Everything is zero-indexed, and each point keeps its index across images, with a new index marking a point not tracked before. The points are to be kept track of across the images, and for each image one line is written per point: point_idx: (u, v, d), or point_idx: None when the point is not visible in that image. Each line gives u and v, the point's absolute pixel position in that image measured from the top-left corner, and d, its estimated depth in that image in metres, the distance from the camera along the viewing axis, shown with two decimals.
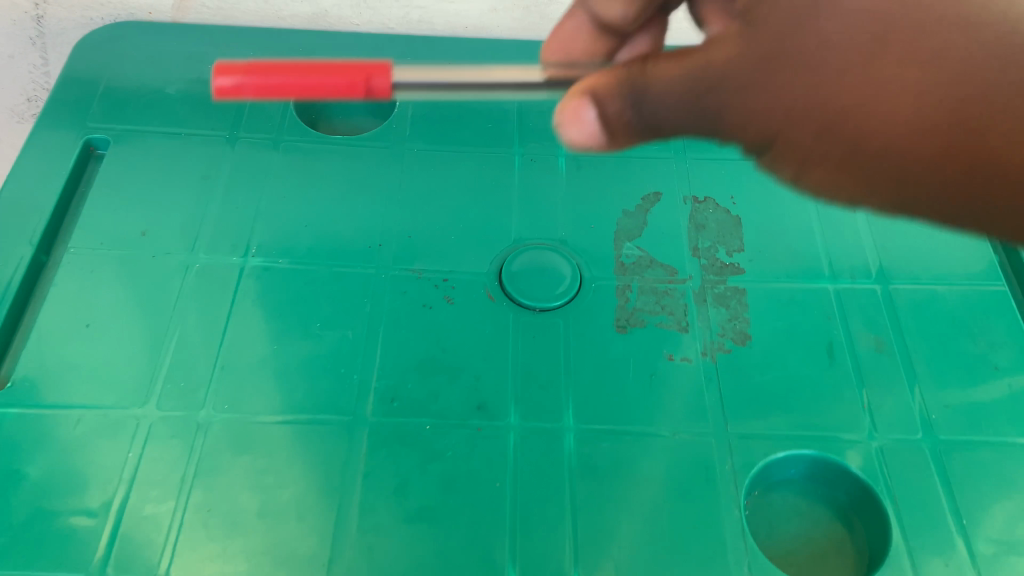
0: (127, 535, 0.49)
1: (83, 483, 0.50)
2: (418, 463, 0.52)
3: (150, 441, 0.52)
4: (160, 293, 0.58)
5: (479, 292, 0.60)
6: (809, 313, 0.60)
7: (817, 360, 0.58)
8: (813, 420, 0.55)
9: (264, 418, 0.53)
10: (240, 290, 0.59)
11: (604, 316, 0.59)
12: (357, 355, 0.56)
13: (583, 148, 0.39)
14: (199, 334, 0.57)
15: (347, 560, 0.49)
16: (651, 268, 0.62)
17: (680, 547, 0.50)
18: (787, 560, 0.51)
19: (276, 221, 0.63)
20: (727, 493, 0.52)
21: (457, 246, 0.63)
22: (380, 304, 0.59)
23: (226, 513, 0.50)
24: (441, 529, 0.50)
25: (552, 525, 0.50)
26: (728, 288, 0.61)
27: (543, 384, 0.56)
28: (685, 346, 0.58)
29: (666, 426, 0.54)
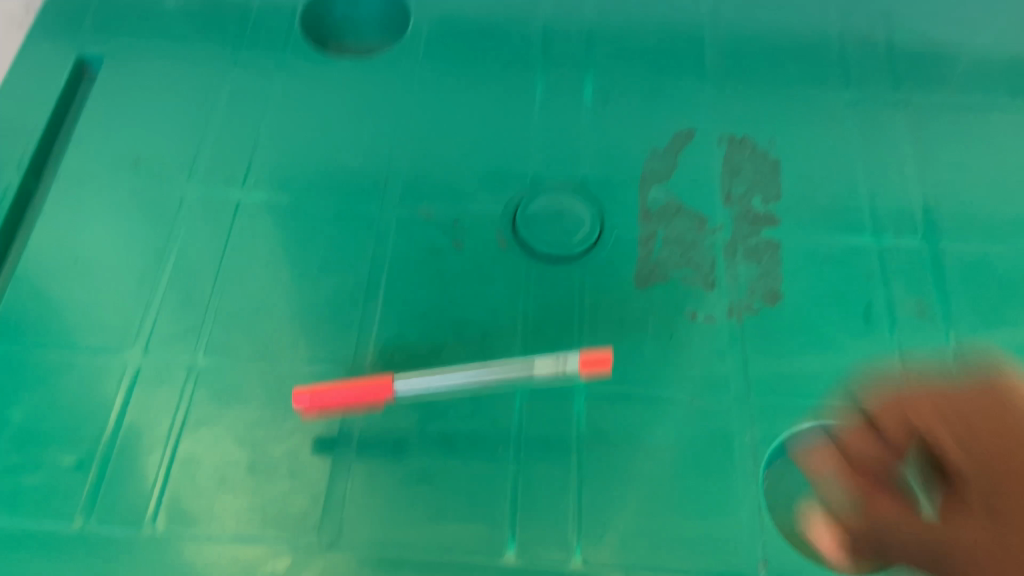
0: (110, 486, 0.46)
1: (67, 430, 0.48)
2: (417, 421, 0.49)
3: (137, 387, 0.49)
4: (152, 228, 0.55)
5: (491, 238, 0.56)
6: (846, 273, 0.55)
7: (851, 326, 0.53)
8: (844, 390, 0.51)
9: (257, 366, 0.50)
10: (236, 228, 0.55)
11: (623, 268, 0.55)
12: (358, 303, 0.53)
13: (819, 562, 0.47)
14: (191, 275, 0.53)
15: (338, 524, 0.46)
16: (678, 215, 0.58)
17: (693, 523, 0.47)
18: (805, 538, 0.48)
19: (277, 153, 0.59)
20: (746, 466, 0.48)
21: (469, 186, 0.58)
22: (383, 248, 0.55)
23: (215, 467, 0.47)
24: (439, 493, 0.47)
25: (558, 493, 0.47)
26: (760, 241, 0.57)
27: (554, 341, 0.52)
28: (709, 304, 0.54)
29: (684, 391, 0.51)
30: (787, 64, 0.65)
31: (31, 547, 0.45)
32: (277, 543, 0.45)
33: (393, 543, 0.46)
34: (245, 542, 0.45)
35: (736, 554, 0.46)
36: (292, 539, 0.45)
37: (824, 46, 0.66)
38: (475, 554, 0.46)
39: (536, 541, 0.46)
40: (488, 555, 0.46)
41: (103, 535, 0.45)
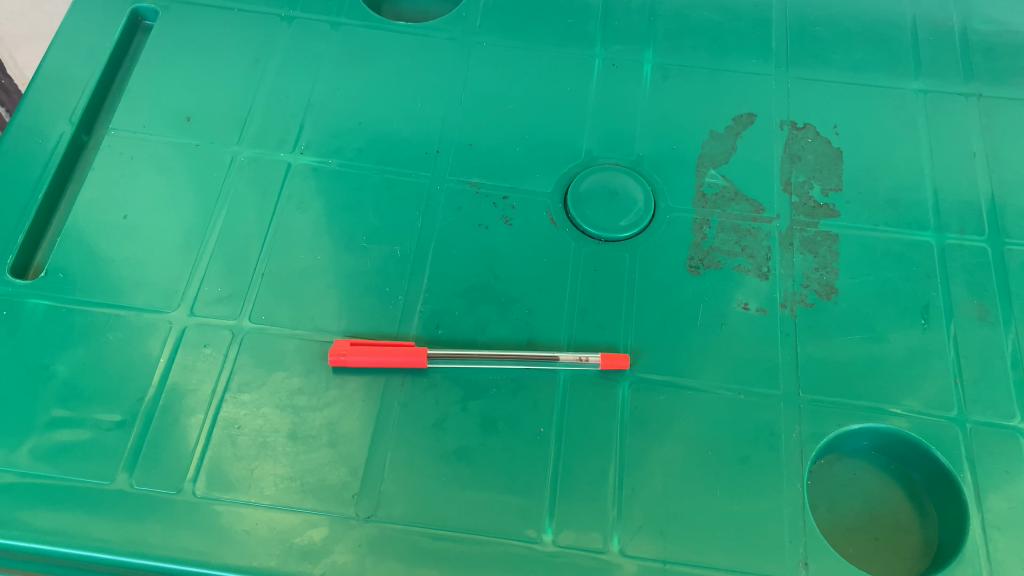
0: (151, 446, 0.46)
1: (111, 387, 0.48)
2: (458, 397, 0.48)
3: (181, 348, 0.49)
4: (201, 188, 0.55)
5: (541, 215, 0.55)
6: (904, 271, 0.54)
7: (909, 324, 0.52)
8: (897, 391, 0.49)
9: (301, 333, 0.50)
10: (285, 192, 0.55)
11: (675, 253, 0.54)
12: (404, 274, 0.52)
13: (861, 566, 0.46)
14: (239, 238, 0.53)
15: (373, 496, 0.45)
16: (734, 202, 0.56)
17: (734, 518, 0.46)
18: (847, 540, 0.47)
19: (328, 117, 0.58)
20: (792, 463, 0.47)
21: (521, 160, 0.57)
22: (431, 220, 0.54)
23: (255, 432, 0.47)
24: (477, 472, 0.46)
25: (598, 480, 0.46)
26: (817, 233, 0.55)
27: (601, 325, 0.51)
28: (762, 295, 0.52)
29: (732, 382, 0.49)
30: (855, 48, 0.63)
31: (72, 502, 0.45)
32: (313, 512, 0.45)
33: (428, 520, 0.45)
34: (282, 510, 0.45)
35: (777, 552, 0.45)
36: (327, 510, 0.45)
37: (894, 31, 0.64)
38: (510, 537, 0.45)
39: (571, 528, 0.45)
40: (523, 538, 0.45)
41: (143, 494, 0.45)
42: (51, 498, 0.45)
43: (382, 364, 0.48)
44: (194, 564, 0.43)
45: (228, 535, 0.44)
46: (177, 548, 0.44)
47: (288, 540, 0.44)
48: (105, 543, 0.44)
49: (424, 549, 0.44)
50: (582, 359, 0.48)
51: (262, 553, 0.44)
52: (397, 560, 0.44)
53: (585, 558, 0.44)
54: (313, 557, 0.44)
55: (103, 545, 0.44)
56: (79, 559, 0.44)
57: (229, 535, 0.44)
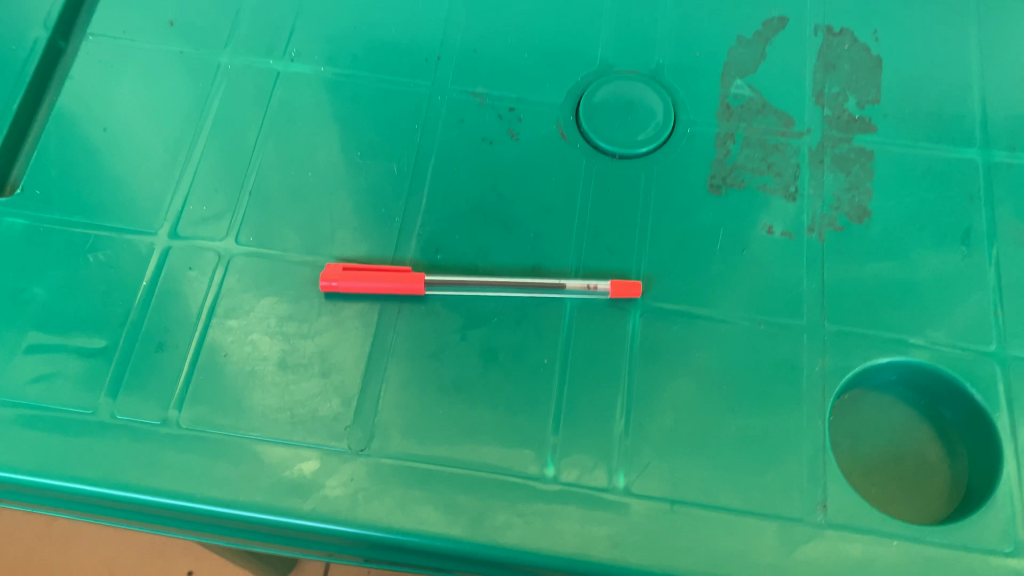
0: (134, 375, 0.44)
1: (92, 312, 0.45)
2: (458, 326, 0.45)
3: (165, 270, 0.46)
4: (185, 99, 0.51)
5: (550, 129, 0.51)
6: (946, 191, 0.49)
7: (947, 250, 0.48)
8: (930, 323, 0.46)
9: (292, 256, 0.47)
10: (275, 104, 0.51)
11: (695, 171, 0.50)
12: (402, 193, 0.49)
13: (886, 509, 0.44)
14: (227, 154, 0.50)
15: (367, 429, 0.43)
16: (762, 114, 0.51)
17: (749, 458, 0.43)
18: (869, 481, 0.44)
19: (322, 20, 0.54)
20: (813, 399, 0.44)
21: (529, 68, 0.53)
22: (432, 134, 0.51)
23: (244, 361, 0.44)
24: (476, 405, 0.44)
25: (606, 415, 0.44)
26: (851, 149, 0.50)
27: (612, 249, 0.47)
28: (788, 218, 0.48)
29: (752, 312, 0.46)
30: None
31: (55, 432, 0.43)
32: (304, 445, 0.43)
33: (424, 455, 0.43)
34: (270, 443, 0.43)
35: (795, 495, 0.42)
36: (318, 443, 0.43)
37: None
38: (510, 473, 0.42)
39: (576, 465, 0.43)
40: (524, 475, 0.42)
41: (127, 425, 0.43)
42: (31, 428, 0.43)
43: (377, 289, 0.45)
44: (180, 498, 0.41)
45: (214, 469, 0.42)
46: (163, 481, 0.42)
47: (276, 473, 0.42)
48: (88, 475, 0.42)
49: (420, 485, 0.42)
50: (589, 287, 0.45)
51: (249, 487, 0.42)
52: (391, 496, 0.42)
53: (590, 497, 0.42)
54: (303, 492, 0.42)
55: (88, 476, 0.42)
56: (64, 490, 0.42)
57: (216, 468, 0.42)
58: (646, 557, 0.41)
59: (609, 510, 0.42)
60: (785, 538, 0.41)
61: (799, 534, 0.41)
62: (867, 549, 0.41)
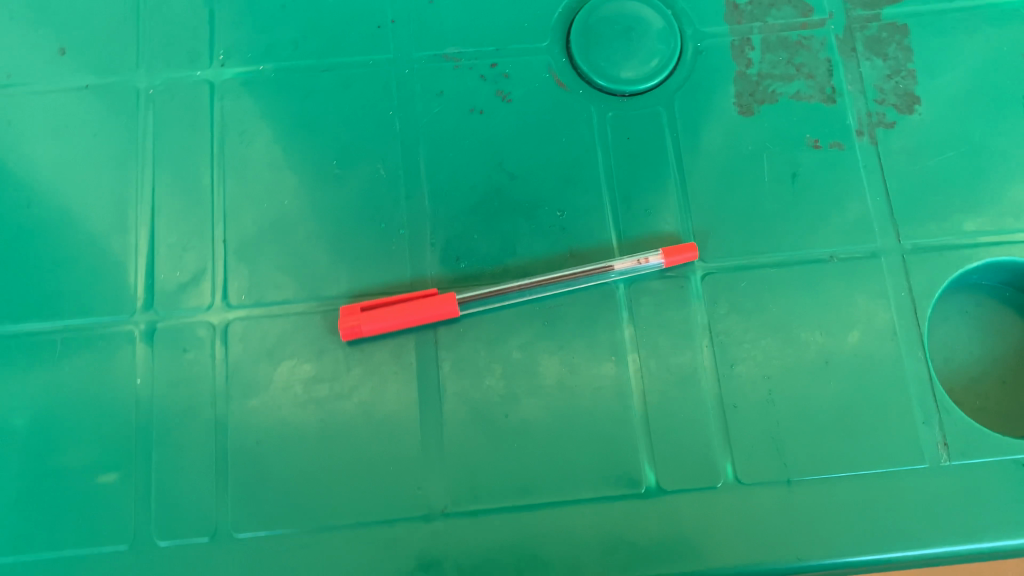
0: (163, 490, 0.38)
1: (89, 430, 0.39)
2: (507, 341, 0.40)
3: (157, 361, 0.40)
4: (112, 144, 0.43)
5: (544, 79, 0.44)
6: (995, 54, 0.44)
7: (1010, 124, 0.43)
8: (1010, 213, 0.42)
9: (296, 305, 0.40)
10: (219, 124, 0.43)
11: (718, 94, 0.43)
12: (399, 199, 0.42)
13: (981, 418, 0.41)
14: (183, 201, 0.42)
15: (441, 484, 0.38)
16: (775, 7, 0.45)
17: (857, 412, 0.39)
18: (973, 393, 0.41)
19: (242, 5, 0.45)
20: (907, 330, 0.40)
21: (501, 9, 0.45)
22: (411, 118, 0.43)
23: (280, 443, 0.39)
24: (552, 429, 0.39)
25: (694, 402, 0.39)
26: (882, 27, 0.44)
27: (651, 210, 0.42)
28: (832, 126, 0.43)
29: (821, 246, 0.41)
30: None
31: None
32: (377, 521, 0.38)
33: (511, 498, 0.38)
34: (339, 529, 0.38)
35: (911, 440, 0.39)
36: (392, 515, 0.38)
37: None
38: (608, 495, 0.38)
39: (676, 467, 0.39)
40: (623, 493, 0.38)
41: (174, 549, 0.38)
42: None
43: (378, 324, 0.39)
44: None
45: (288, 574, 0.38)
46: None
47: (358, 559, 0.38)
48: None
49: (515, 532, 0.38)
50: (640, 263, 0.40)
51: None
52: (488, 553, 0.38)
53: (699, 499, 0.38)
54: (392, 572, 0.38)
55: None
56: None
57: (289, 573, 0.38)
58: (776, 550, 0.38)
59: (722, 507, 0.38)
60: (912, 489, 0.38)
61: (924, 482, 0.38)
62: (996, 479, 0.39)
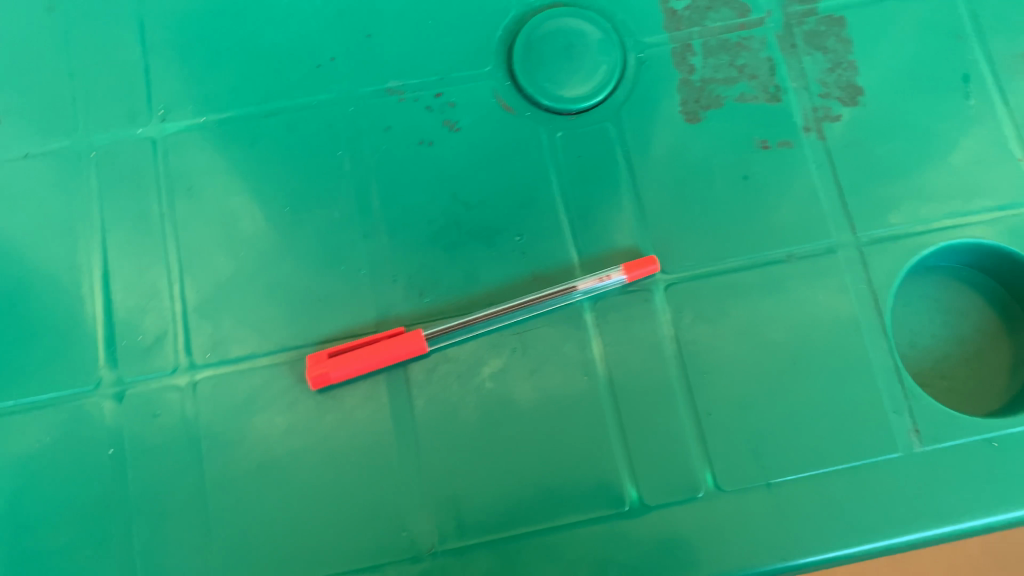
0: (147, 558, 0.38)
1: (66, 505, 0.39)
2: (478, 372, 0.40)
3: (128, 428, 0.39)
4: (59, 212, 0.42)
5: (490, 104, 0.44)
6: (930, 38, 0.44)
7: (951, 107, 0.43)
8: (958, 195, 0.42)
9: (262, 358, 0.40)
10: (167, 181, 0.42)
11: (664, 103, 0.44)
12: (356, 239, 0.42)
13: (947, 396, 0.41)
14: (138, 263, 0.41)
15: (427, 523, 0.38)
16: (713, 11, 0.45)
17: (829, 408, 0.40)
18: (938, 373, 0.42)
19: (178, 56, 0.44)
20: (870, 321, 0.41)
21: (440, 37, 0.44)
22: (360, 156, 0.43)
23: (260, 499, 0.38)
24: (531, 456, 0.39)
25: (670, 415, 0.39)
26: (819, 20, 0.45)
27: (609, 226, 0.42)
28: (779, 124, 0.43)
29: (779, 246, 0.41)
30: None
31: None
32: (366, 566, 0.38)
33: (497, 529, 0.38)
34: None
35: (884, 430, 0.39)
36: (381, 559, 0.38)
37: None
38: (593, 516, 0.39)
39: (657, 481, 0.39)
40: (608, 513, 0.39)
41: None
42: None
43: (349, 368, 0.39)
44: None
45: None
46: None
47: None
48: None
49: (504, 564, 0.38)
50: (602, 281, 0.40)
51: None
52: None
53: (683, 510, 0.39)
54: None
55: None
56: None
57: None
58: (763, 553, 0.38)
59: (706, 517, 0.39)
60: (889, 479, 0.39)
61: (900, 471, 0.39)
62: (969, 460, 0.39)
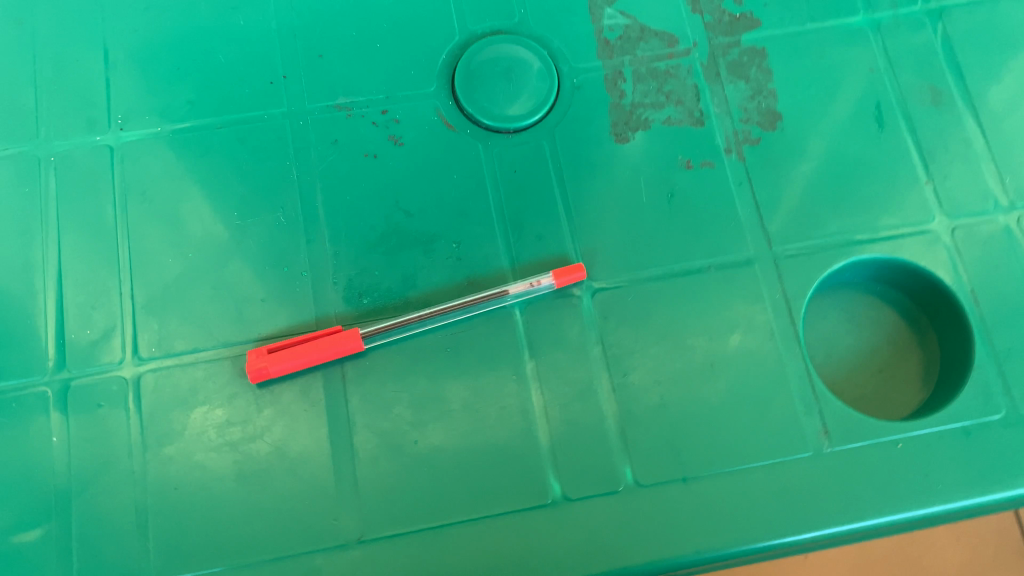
0: (85, 543, 0.39)
1: (5, 491, 0.40)
2: (412, 370, 0.42)
3: (72, 417, 0.41)
4: (17, 211, 0.44)
5: (432, 122, 0.46)
6: (845, 69, 0.48)
7: (864, 132, 0.46)
8: (869, 212, 0.45)
9: (206, 353, 0.42)
10: (121, 186, 0.44)
11: (596, 124, 0.46)
12: (300, 244, 0.44)
13: (863, 405, 0.44)
14: (90, 262, 0.43)
15: (357, 512, 0.40)
16: (644, 40, 0.48)
17: (743, 408, 0.42)
18: (854, 383, 0.44)
19: (138, 71, 0.47)
20: (785, 329, 0.43)
21: (388, 59, 0.47)
22: (308, 166, 0.45)
23: (197, 487, 0.40)
24: (460, 450, 0.41)
25: (593, 414, 0.41)
26: (742, 51, 0.48)
27: (541, 236, 0.44)
28: (704, 145, 0.46)
29: (699, 258, 0.44)
30: None
31: None
32: (297, 554, 0.39)
33: (425, 520, 0.40)
34: (261, 565, 0.39)
35: (795, 431, 0.42)
36: (311, 547, 0.39)
37: None
38: (517, 508, 0.40)
39: (580, 476, 0.41)
40: (531, 505, 0.40)
41: None
42: None
43: (290, 365, 0.41)
44: None
45: None
46: None
47: None
48: None
49: (431, 553, 0.40)
50: (532, 286, 0.42)
51: None
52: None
53: (603, 504, 0.41)
54: None
55: None
56: None
57: None
58: (677, 546, 0.40)
59: (625, 510, 0.40)
60: (801, 477, 0.41)
61: (811, 468, 0.41)
62: (875, 460, 0.41)
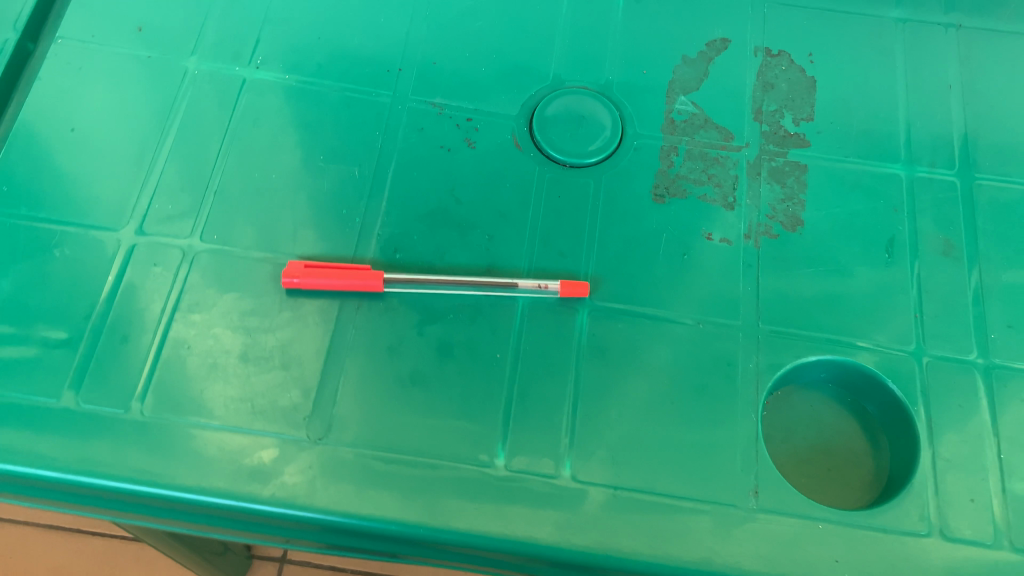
0: (99, 364, 0.45)
1: (57, 306, 0.47)
2: (414, 321, 0.48)
3: (130, 266, 0.48)
4: (154, 103, 0.53)
5: (505, 139, 0.54)
6: (873, 204, 0.53)
7: (872, 258, 0.51)
8: (856, 324, 0.49)
9: (254, 254, 0.49)
10: (240, 109, 0.53)
11: (641, 181, 0.53)
12: (362, 196, 0.51)
13: (804, 486, 0.47)
14: (193, 156, 0.52)
15: (326, 418, 0.45)
16: (704, 129, 0.55)
17: (687, 448, 0.45)
18: (801, 466, 0.47)
19: (287, 31, 0.56)
20: (748, 395, 0.47)
21: (488, 82, 0.56)
22: (392, 140, 0.53)
23: (205, 353, 0.46)
24: (431, 398, 0.46)
25: (554, 407, 0.46)
26: (787, 162, 0.54)
27: (562, 253, 0.50)
28: (728, 225, 0.52)
29: (692, 313, 0.49)
30: None
31: (19, 419, 0.44)
32: (263, 433, 0.44)
33: (381, 443, 0.45)
34: (232, 432, 0.44)
35: (728, 482, 0.45)
36: (278, 432, 0.44)
37: None
38: (462, 462, 0.44)
39: (525, 454, 0.45)
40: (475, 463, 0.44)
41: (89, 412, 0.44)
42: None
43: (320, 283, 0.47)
44: (144, 483, 0.43)
45: (177, 455, 0.44)
46: (125, 465, 0.43)
47: (238, 461, 0.44)
48: (50, 460, 0.43)
49: (374, 473, 0.44)
50: (540, 287, 0.48)
51: (210, 473, 0.43)
52: (348, 484, 0.44)
53: (537, 485, 0.44)
54: (262, 479, 0.43)
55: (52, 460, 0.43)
56: (28, 475, 0.43)
57: (177, 455, 0.44)
58: (589, 543, 0.43)
59: (554, 496, 0.44)
60: (721, 522, 0.44)
61: (732, 518, 0.44)
62: (793, 532, 0.44)
